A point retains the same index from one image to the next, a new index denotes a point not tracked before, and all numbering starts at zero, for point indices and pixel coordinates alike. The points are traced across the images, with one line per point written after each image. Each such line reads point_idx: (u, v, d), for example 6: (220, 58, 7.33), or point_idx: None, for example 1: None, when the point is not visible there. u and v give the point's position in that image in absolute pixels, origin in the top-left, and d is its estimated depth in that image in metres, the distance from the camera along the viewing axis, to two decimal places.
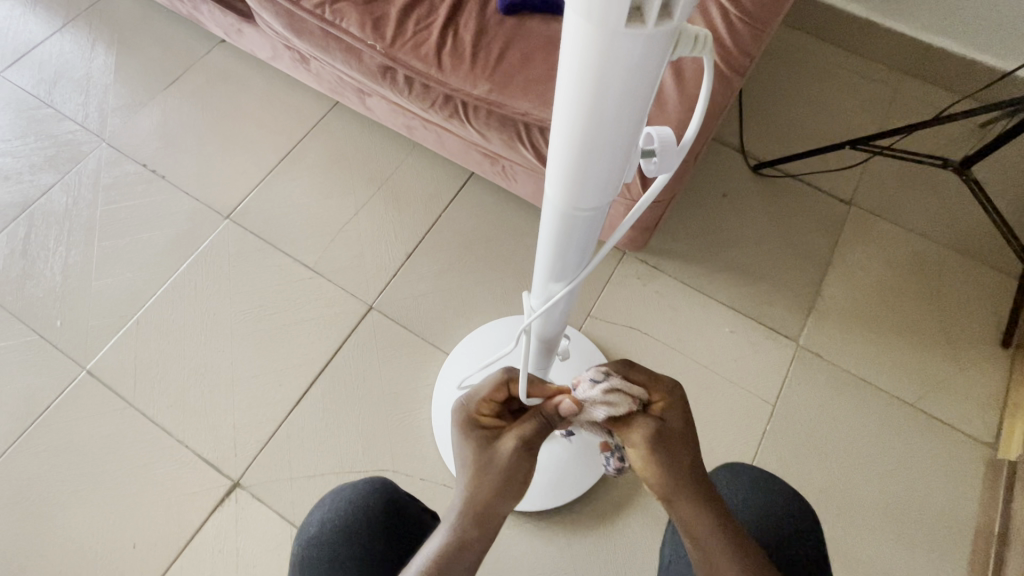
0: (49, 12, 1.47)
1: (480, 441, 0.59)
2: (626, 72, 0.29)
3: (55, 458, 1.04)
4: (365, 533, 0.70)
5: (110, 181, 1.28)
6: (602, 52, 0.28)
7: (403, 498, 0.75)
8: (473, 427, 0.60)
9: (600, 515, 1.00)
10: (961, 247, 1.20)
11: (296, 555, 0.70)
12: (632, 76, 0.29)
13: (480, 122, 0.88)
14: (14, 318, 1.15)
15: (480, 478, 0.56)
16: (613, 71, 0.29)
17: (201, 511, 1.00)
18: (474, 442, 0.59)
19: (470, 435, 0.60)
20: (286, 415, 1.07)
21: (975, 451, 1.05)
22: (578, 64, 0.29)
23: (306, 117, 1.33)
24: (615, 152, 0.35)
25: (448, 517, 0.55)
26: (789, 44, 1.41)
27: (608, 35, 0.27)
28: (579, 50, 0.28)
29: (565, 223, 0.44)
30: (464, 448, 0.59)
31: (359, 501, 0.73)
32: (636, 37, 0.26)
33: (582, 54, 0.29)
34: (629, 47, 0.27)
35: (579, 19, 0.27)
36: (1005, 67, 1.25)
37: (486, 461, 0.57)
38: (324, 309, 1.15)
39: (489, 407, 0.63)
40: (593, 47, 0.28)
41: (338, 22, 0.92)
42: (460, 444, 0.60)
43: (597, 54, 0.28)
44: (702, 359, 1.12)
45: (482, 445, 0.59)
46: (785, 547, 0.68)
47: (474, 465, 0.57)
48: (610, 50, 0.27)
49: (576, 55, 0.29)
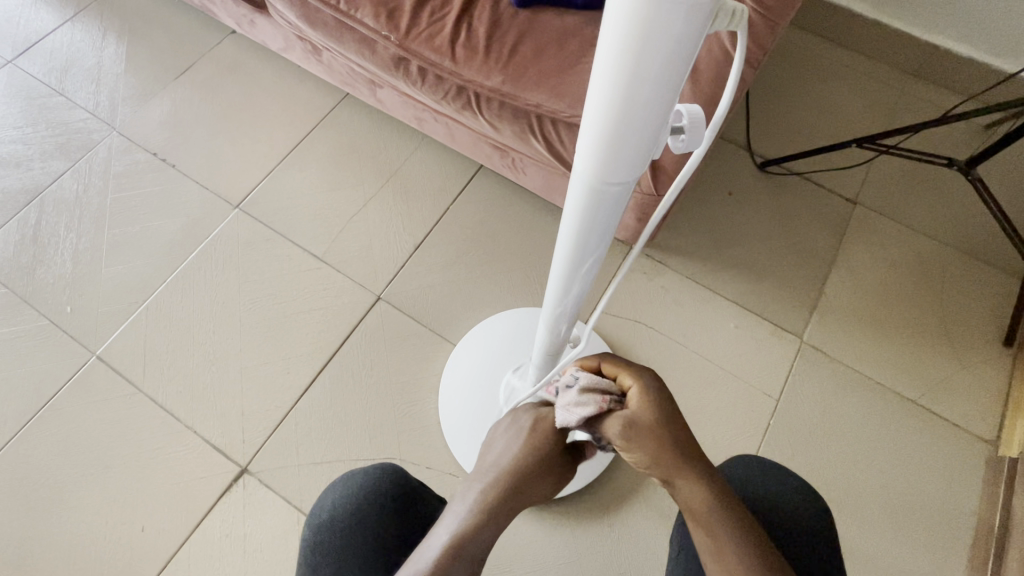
0: (60, 2, 1.47)
1: (548, 426, 0.65)
2: (668, 43, 0.29)
3: (64, 442, 1.05)
4: (377, 515, 0.72)
5: (120, 169, 1.29)
6: (647, 21, 0.28)
7: (411, 480, 0.76)
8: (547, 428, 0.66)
9: (604, 505, 1.01)
10: (965, 246, 1.21)
11: (307, 540, 0.71)
12: (673, 48, 0.30)
13: (493, 113, 0.89)
14: (24, 303, 1.16)
15: (530, 466, 0.64)
16: (655, 42, 0.29)
17: (209, 496, 1.01)
18: (541, 424, 0.65)
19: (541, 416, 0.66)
20: (293, 403, 1.08)
21: (977, 447, 1.06)
22: (621, 35, 0.30)
23: (315, 108, 1.34)
24: (648, 126, 0.36)
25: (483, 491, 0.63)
26: (796, 44, 1.42)
27: (653, 5, 0.27)
28: (623, 20, 0.29)
29: (593, 199, 0.45)
30: (532, 429, 0.65)
31: (368, 486, 0.73)
32: (681, 7, 0.27)
33: (626, 24, 0.29)
34: (673, 17, 0.28)
35: None
36: (1010, 69, 1.26)
37: (545, 449, 0.64)
38: (332, 298, 1.16)
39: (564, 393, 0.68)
40: (637, 17, 0.29)
41: (354, 12, 0.92)
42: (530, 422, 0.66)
43: (641, 24, 0.29)
44: (707, 353, 1.13)
45: (548, 432, 0.65)
46: (788, 534, 0.69)
47: (536, 449, 0.64)
48: (654, 20, 0.28)
49: (619, 26, 0.30)
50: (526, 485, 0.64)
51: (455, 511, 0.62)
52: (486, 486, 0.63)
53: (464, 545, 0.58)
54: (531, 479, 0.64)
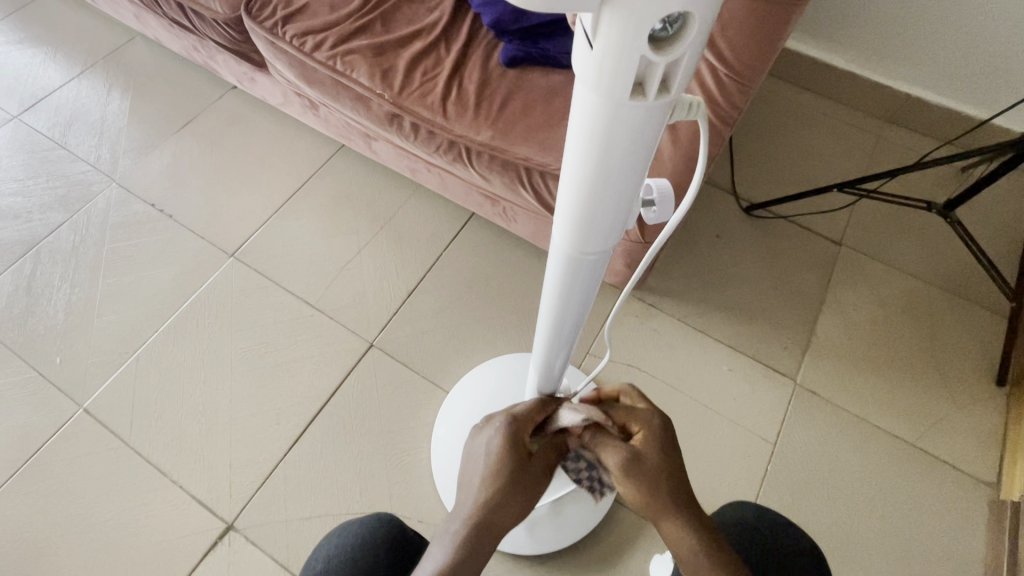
0: (68, 60, 1.53)
1: (518, 455, 0.61)
2: (629, 134, 0.31)
3: (45, 499, 1.02)
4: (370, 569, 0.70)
5: (118, 219, 1.30)
6: (609, 117, 0.31)
7: (408, 538, 0.74)
8: (521, 446, 0.62)
9: (601, 557, 0.98)
10: (950, 286, 1.24)
11: None
12: (634, 139, 0.32)
13: (483, 166, 0.92)
14: (14, 355, 1.15)
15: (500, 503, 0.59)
16: (617, 135, 0.32)
17: (193, 555, 0.98)
18: (510, 452, 0.61)
19: (508, 446, 0.62)
20: (283, 454, 1.06)
21: (978, 490, 1.04)
22: (587, 126, 0.32)
23: (312, 159, 1.38)
24: (618, 202, 0.38)
25: (453, 526, 0.58)
26: (776, 94, 1.49)
27: (613, 104, 0.30)
28: (586, 116, 0.32)
29: (571, 266, 0.47)
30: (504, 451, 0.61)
31: (366, 537, 0.72)
32: (638, 106, 0.30)
33: (591, 119, 0.32)
34: (633, 113, 0.30)
35: (587, 90, 0.30)
36: (980, 116, 1.31)
37: (518, 479, 0.60)
38: (324, 346, 1.16)
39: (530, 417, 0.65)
40: (599, 113, 0.31)
41: (349, 73, 0.96)
42: (496, 452, 0.62)
43: (604, 120, 0.31)
44: (701, 397, 1.13)
45: (521, 458, 0.61)
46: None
47: (506, 482, 0.60)
48: (615, 116, 0.30)
49: (585, 119, 0.32)
50: (499, 520, 0.59)
51: (430, 557, 0.57)
52: (462, 523, 0.58)
53: None
54: (506, 518, 0.59)
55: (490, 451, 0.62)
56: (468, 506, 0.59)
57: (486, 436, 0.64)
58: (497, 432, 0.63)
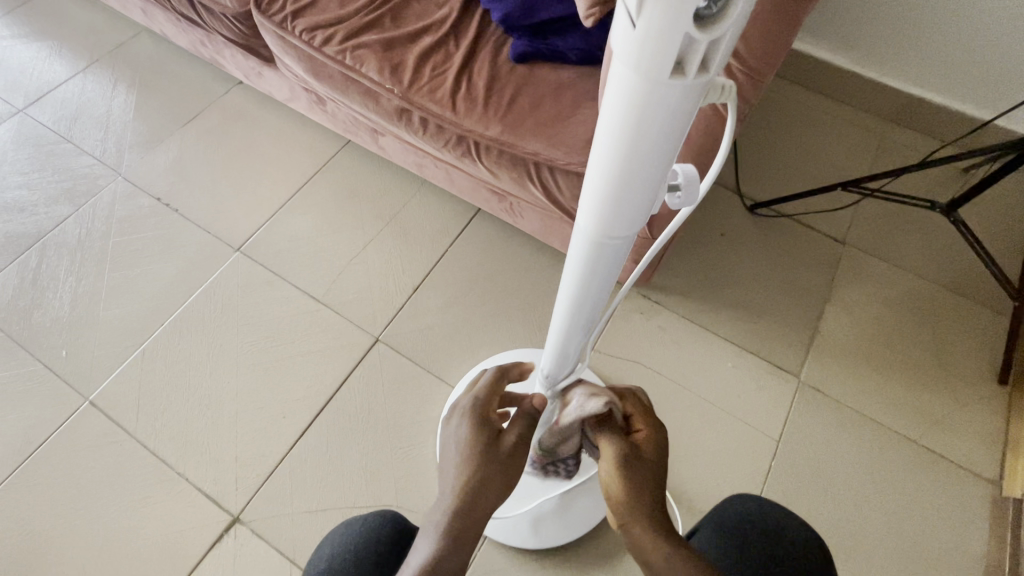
0: (73, 54, 1.53)
1: (486, 433, 0.63)
2: (666, 114, 0.32)
3: (50, 491, 1.02)
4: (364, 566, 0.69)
5: (124, 213, 1.31)
6: (646, 97, 0.31)
7: (405, 537, 0.74)
8: (483, 422, 0.65)
9: (606, 550, 0.99)
10: (953, 284, 1.24)
11: None
12: (669, 119, 0.32)
13: (492, 161, 0.93)
14: (19, 347, 1.15)
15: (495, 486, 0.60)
16: (654, 115, 0.32)
17: (199, 547, 0.98)
18: (479, 433, 0.63)
19: (477, 429, 0.64)
20: (289, 448, 1.06)
21: (980, 488, 1.05)
22: (623, 106, 0.33)
23: (318, 154, 1.38)
24: (648, 185, 0.38)
25: (434, 515, 0.58)
26: (780, 94, 1.50)
27: (651, 82, 0.30)
28: (623, 96, 0.32)
29: (595, 250, 0.47)
30: (472, 434, 0.63)
31: (365, 535, 0.72)
32: (676, 86, 0.30)
33: (628, 99, 0.32)
34: (671, 94, 0.31)
35: (626, 69, 0.31)
36: (983, 117, 1.32)
37: (493, 456, 0.61)
38: (331, 341, 1.16)
39: (492, 399, 0.69)
40: (637, 93, 0.31)
41: (359, 67, 0.97)
42: (465, 438, 0.63)
43: (641, 100, 0.32)
44: (705, 393, 1.13)
45: (488, 434, 0.63)
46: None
47: (483, 460, 0.61)
48: (653, 95, 0.31)
49: (621, 99, 0.33)
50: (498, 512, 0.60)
51: (416, 552, 0.56)
52: (443, 511, 0.58)
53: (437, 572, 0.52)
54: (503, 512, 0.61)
55: (461, 437, 0.63)
56: (448, 493, 0.59)
57: (454, 427, 0.66)
58: (465, 421, 0.65)
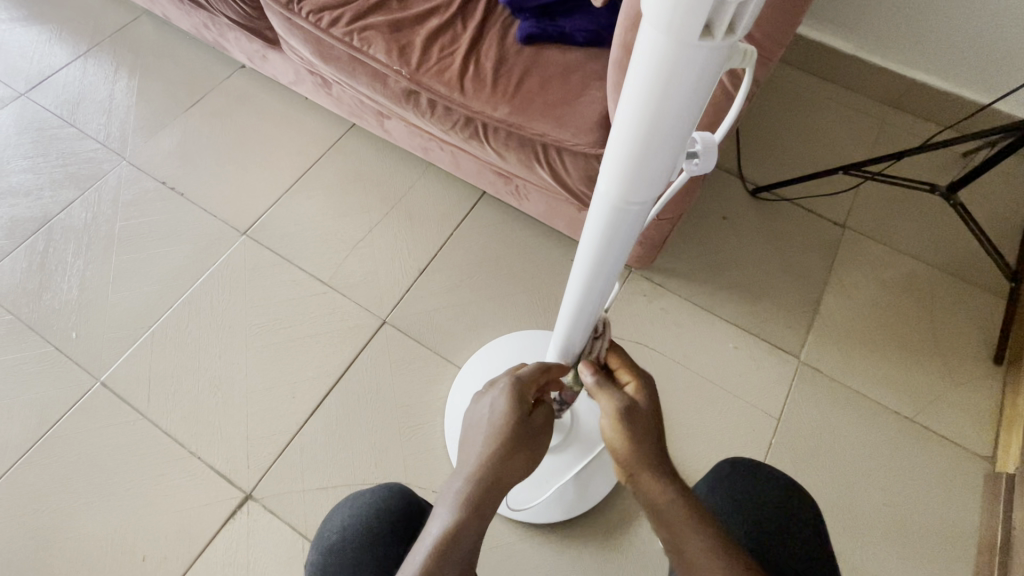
0: (74, 38, 1.52)
1: (522, 410, 0.66)
2: (693, 76, 0.33)
3: (65, 470, 1.04)
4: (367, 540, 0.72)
5: (129, 197, 1.31)
6: (674, 59, 0.33)
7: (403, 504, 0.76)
8: (521, 400, 0.67)
9: (611, 525, 1.01)
10: (950, 267, 1.26)
11: (315, 561, 0.71)
12: (696, 82, 0.34)
13: (500, 142, 0.94)
14: (28, 330, 1.16)
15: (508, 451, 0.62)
16: (681, 77, 0.33)
17: (213, 522, 1.00)
18: (515, 407, 0.66)
19: (514, 405, 0.66)
20: (299, 427, 1.08)
21: (973, 464, 1.08)
22: (651, 69, 0.34)
23: (322, 138, 1.38)
24: (671, 150, 0.40)
25: (458, 482, 0.61)
26: (782, 78, 1.50)
27: (681, 44, 0.32)
28: (652, 58, 0.34)
29: (615, 216, 0.49)
30: (508, 409, 0.65)
31: (365, 509, 0.74)
32: (705, 47, 0.32)
33: (655, 61, 0.34)
34: (698, 56, 0.32)
35: (656, 31, 0.32)
36: (982, 101, 1.33)
37: (524, 434, 0.64)
38: (338, 323, 1.18)
39: (532, 378, 0.70)
40: (665, 55, 0.33)
41: (366, 48, 0.97)
42: (502, 410, 0.66)
43: (669, 63, 0.33)
44: (707, 373, 1.15)
45: (524, 412, 0.65)
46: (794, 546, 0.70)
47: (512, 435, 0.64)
48: (681, 57, 0.32)
49: (649, 62, 0.34)
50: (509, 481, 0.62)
51: (437, 520, 0.58)
52: (465, 480, 0.61)
53: (456, 547, 0.55)
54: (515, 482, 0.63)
55: (496, 409, 0.66)
56: (472, 464, 0.62)
57: (492, 397, 0.68)
58: (501, 392, 0.67)
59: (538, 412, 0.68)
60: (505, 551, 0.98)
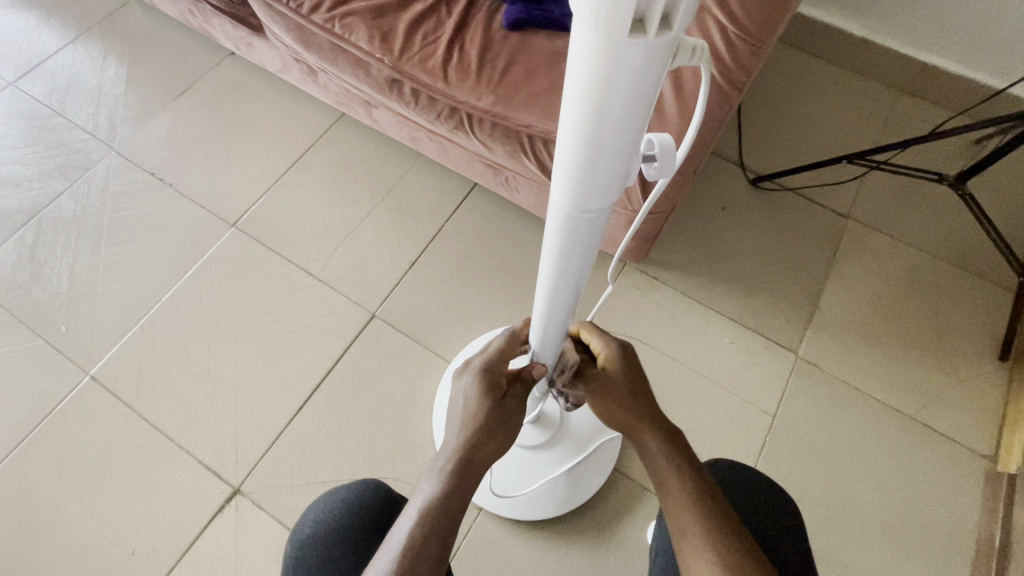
0: (62, 24, 1.50)
1: (496, 394, 0.65)
2: (630, 78, 0.31)
3: (56, 463, 1.04)
4: (343, 532, 0.70)
5: (118, 188, 1.30)
6: (606, 59, 0.30)
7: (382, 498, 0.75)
8: (492, 383, 0.66)
9: (599, 522, 1.00)
10: (958, 259, 1.22)
11: (290, 554, 0.70)
12: (634, 85, 0.32)
13: (485, 133, 0.90)
14: (19, 323, 1.16)
15: (481, 439, 0.62)
16: (618, 79, 0.31)
17: (202, 516, 1.00)
18: (488, 393, 0.65)
19: (486, 391, 0.66)
20: (287, 422, 1.08)
21: (974, 463, 1.05)
22: (585, 72, 0.32)
23: (312, 127, 1.36)
24: (618, 155, 0.38)
25: (436, 460, 0.60)
26: (787, 61, 1.44)
27: (612, 45, 0.29)
28: (585, 61, 0.31)
29: (571, 223, 0.47)
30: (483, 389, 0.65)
31: (341, 502, 0.73)
32: (638, 47, 0.29)
33: (588, 62, 0.31)
34: (632, 56, 0.30)
35: (586, 30, 0.30)
36: (998, 85, 1.27)
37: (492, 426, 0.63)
38: (327, 316, 1.16)
39: (503, 361, 0.69)
40: (597, 57, 0.30)
41: (347, 36, 0.94)
42: (475, 398, 0.65)
43: (602, 63, 0.30)
44: (702, 368, 1.13)
45: (497, 397, 0.65)
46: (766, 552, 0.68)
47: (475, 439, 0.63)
48: (615, 58, 0.30)
49: (582, 63, 0.32)
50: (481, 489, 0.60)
51: (419, 494, 0.58)
52: (447, 459, 0.60)
53: (436, 521, 0.54)
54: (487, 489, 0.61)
55: (470, 393, 0.65)
56: (453, 444, 0.61)
57: (465, 382, 0.67)
58: (474, 378, 0.67)
59: (511, 395, 0.67)
60: (492, 547, 0.98)
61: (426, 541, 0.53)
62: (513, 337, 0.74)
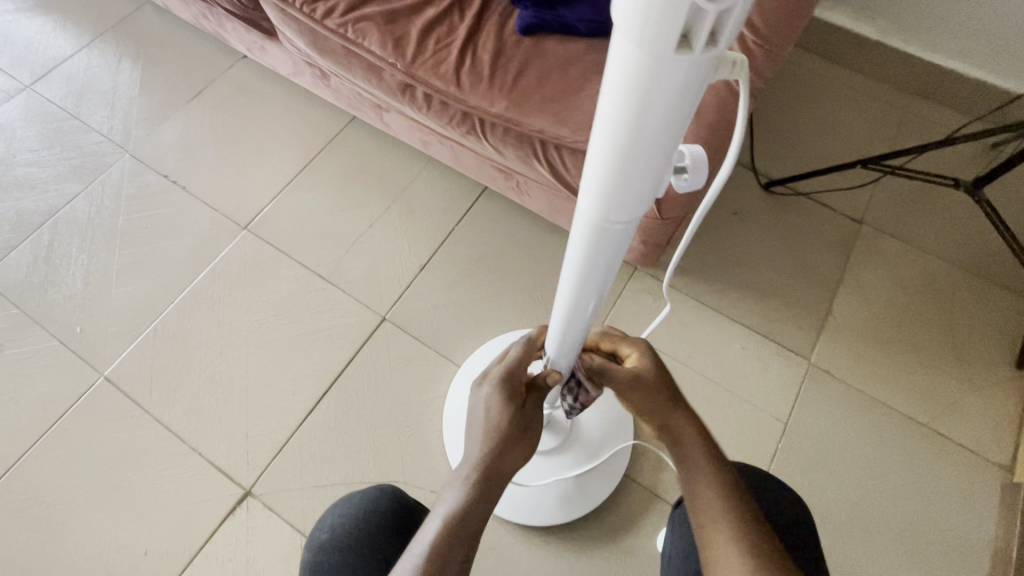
0: (77, 28, 1.52)
1: (516, 403, 0.66)
2: (672, 92, 0.31)
3: (70, 463, 1.06)
4: (361, 535, 0.71)
5: (132, 191, 1.31)
6: (650, 73, 0.30)
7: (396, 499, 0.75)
8: (508, 390, 0.67)
9: (610, 529, 1.00)
10: (974, 266, 1.21)
11: (309, 558, 0.70)
12: (675, 98, 0.31)
13: (497, 139, 0.91)
14: (34, 323, 1.17)
15: (504, 447, 0.62)
16: (658, 93, 0.31)
17: (213, 518, 1.01)
18: (509, 402, 0.65)
19: (506, 400, 0.66)
20: (298, 424, 1.08)
21: (990, 472, 1.04)
22: (624, 85, 0.32)
23: (323, 130, 1.36)
24: (652, 168, 0.37)
25: (460, 470, 0.61)
26: (800, 64, 1.43)
27: (656, 59, 0.29)
28: (625, 74, 0.31)
29: (597, 234, 0.47)
30: (501, 399, 0.65)
31: (357, 506, 0.73)
32: (683, 61, 0.29)
33: (629, 76, 0.31)
34: (675, 70, 0.29)
35: (628, 44, 0.30)
36: (1015, 90, 1.26)
37: (507, 436, 0.63)
38: (338, 319, 1.17)
39: (521, 369, 0.69)
40: (639, 70, 0.30)
41: (361, 40, 0.94)
42: (496, 407, 0.65)
43: (645, 77, 0.30)
44: (713, 374, 1.12)
45: (517, 406, 0.65)
46: None
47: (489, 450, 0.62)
48: (658, 72, 0.30)
49: (622, 77, 0.31)
50: (494, 500, 0.60)
51: (444, 501, 0.58)
52: (472, 468, 0.60)
53: (461, 529, 0.55)
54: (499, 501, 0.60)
55: (490, 405, 0.65)
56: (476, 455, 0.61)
57: (483, 394, 0.67)
58: (493, 389, 0.66)
59: (529, 402, 0.67)
60: (502, 553, 0.98)
61: (451, 545, 0.54)
62: (529, 344, 0.74)
